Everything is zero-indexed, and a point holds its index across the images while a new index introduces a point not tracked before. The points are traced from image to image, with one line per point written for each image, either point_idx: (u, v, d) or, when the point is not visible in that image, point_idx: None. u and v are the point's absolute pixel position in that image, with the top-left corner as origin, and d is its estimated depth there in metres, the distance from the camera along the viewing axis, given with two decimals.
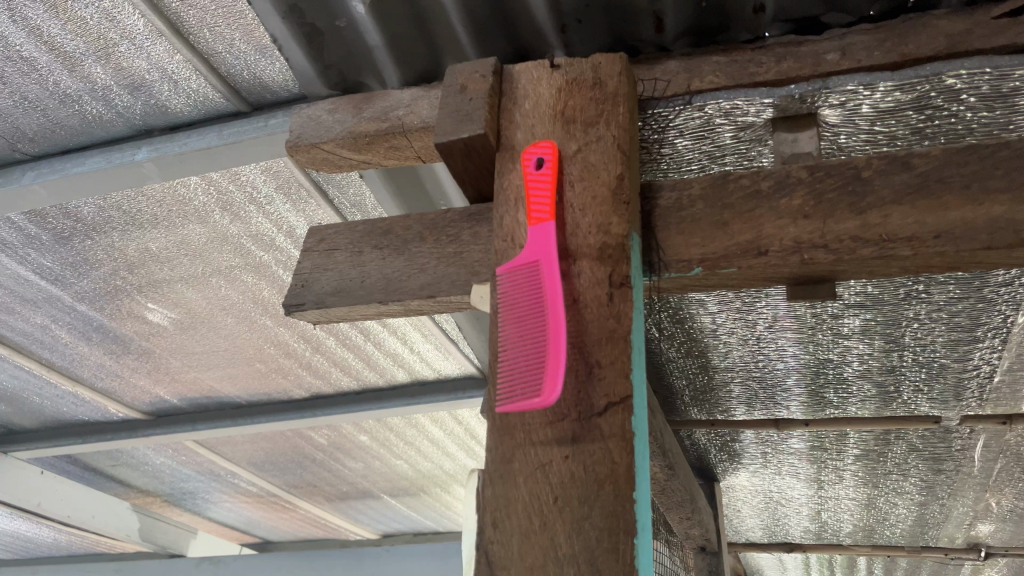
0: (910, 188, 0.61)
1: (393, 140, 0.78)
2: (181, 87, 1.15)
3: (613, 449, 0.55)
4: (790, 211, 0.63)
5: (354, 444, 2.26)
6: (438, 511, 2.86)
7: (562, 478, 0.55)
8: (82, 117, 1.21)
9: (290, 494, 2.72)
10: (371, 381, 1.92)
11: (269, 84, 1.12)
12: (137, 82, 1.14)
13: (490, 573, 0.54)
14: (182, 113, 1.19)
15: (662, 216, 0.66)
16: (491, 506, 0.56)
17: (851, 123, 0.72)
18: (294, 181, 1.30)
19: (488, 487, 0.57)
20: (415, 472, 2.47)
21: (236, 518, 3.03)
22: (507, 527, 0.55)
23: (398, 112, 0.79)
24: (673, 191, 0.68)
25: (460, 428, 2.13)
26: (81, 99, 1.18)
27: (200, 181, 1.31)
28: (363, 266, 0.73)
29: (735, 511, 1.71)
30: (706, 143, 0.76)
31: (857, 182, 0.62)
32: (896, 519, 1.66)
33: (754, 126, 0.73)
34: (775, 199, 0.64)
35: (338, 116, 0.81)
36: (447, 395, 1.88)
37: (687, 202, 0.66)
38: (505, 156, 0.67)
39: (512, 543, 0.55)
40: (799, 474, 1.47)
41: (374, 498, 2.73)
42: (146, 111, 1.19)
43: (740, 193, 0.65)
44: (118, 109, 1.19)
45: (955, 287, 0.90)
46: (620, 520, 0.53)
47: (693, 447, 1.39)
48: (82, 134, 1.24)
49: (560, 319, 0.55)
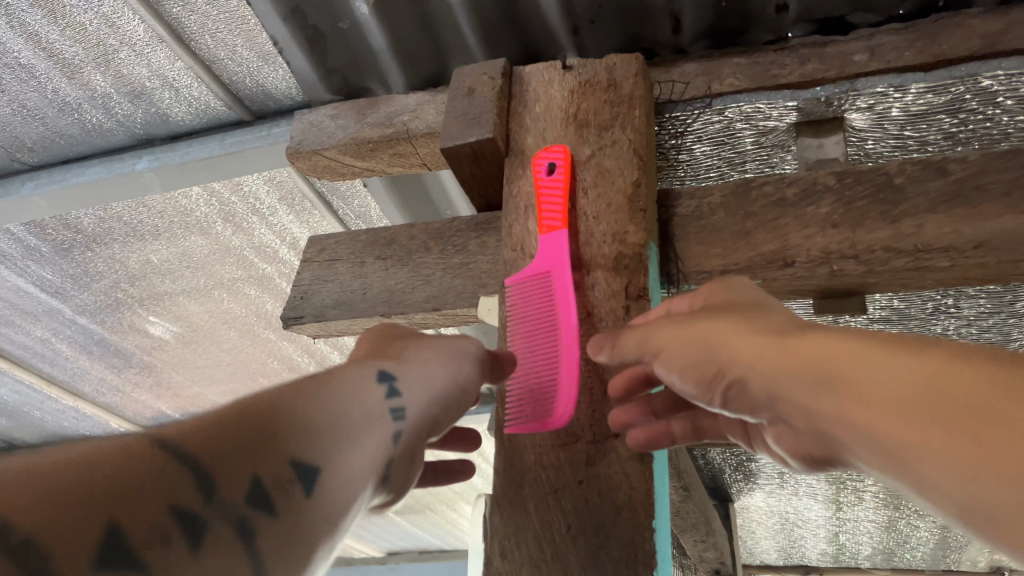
0: (945, 196, 0.57)
1: (397, 147, 0.75)
2: (182, 95, 1.12)
3: (631, 474, 0.51)
4: (818, 220, 0.59)
5: None
6: (444, 529, 2.81)
7: (575, 505, 0.52)
8: (82, 126, 1.18)
9: None
10: None
11: (272, 92, 1.10)
12: (138, 89, 1.11)
13: None
14: (184, 122, 1.17)
15: (680, 225, 0.63)
16: (499, 535, 0.52)
17: (879, 128, 0.68)
18: (298, 192, 1.27)
19: (496, 514, 0.53)
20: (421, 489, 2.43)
21: None
22: (516, 556, 0.51)
23: (403, 117, 0.75)
24: (692, 199, 0.64)
25: None
26: (81, 108, 1.15)
27: (201, 192, 1.28)
28: (365, 277, 0.70)
29: (749, 533, 1.67)
30: (726, 149, 0.73)
31: (889, 190, 0.58)
32: (918, 542, 1.61)
33: (777, 131, 0.70)
34: (801, 207, 0.60)
35: (341, 121, 0.78)
36: None
37: (707, 210, 0.63)
38: (514, 161, 0.64)
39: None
40: (817, 495, 1.43)
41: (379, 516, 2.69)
42: (146, 120, 1.17)
43: (764, 201, 0.61)
44: (119, 117, 1.16)
45: (986, 302, 0.85)
46: (638, 551, 0.49)
47: (707, 466, 1.35)
48: (82, 143, 1.21)
49: (574, 341, 0.52)
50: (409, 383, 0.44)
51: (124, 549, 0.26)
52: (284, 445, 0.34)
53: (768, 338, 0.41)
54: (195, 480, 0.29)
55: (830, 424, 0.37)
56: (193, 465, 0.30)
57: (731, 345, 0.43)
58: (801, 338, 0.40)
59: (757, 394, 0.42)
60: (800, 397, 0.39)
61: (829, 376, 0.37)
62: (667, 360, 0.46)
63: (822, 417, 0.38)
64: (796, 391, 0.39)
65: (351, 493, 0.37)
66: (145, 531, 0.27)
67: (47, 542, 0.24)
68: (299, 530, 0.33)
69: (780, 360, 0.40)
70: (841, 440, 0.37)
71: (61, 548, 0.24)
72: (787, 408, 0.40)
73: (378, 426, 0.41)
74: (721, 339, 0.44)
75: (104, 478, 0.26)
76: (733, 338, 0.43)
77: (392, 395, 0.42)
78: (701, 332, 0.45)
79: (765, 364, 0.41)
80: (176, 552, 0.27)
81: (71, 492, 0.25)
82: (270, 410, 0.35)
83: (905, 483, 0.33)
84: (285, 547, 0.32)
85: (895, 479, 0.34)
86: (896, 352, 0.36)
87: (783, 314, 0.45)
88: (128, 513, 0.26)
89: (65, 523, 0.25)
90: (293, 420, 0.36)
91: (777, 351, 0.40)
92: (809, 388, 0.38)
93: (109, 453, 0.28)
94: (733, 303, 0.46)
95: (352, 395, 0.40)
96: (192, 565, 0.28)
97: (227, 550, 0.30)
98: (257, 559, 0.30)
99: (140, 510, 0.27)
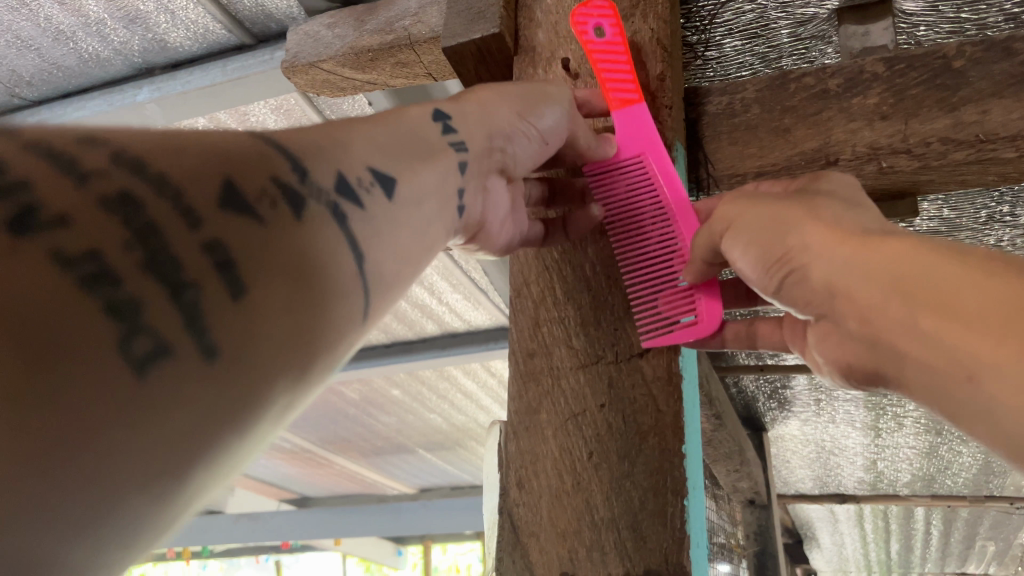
0: (1013, 78, 0.50)
1: (399, 55, 0.69)
2: (179, 18, 1.05)
3: (658, 396, 0.47)
4: (865, 111, 0.53)
5: (387, 399, 2.20)
6: (475, 464, 2.82)
7: (598, 431, 0.47)
8: (78, 55, 1.12)
9: (327, 452, 2.67)
10: (399, 334, 1.85)
11: (273, 12, 1.03)
12: (132, 14, 1.04)
13: (517, 539, 0.47)
14: (183, 48, 1.11)
15: (710, 124, 0.57)
16: (515, 464, 0.48)
17: (931, 11, 0.62)
18: (306, 119, 1.22)
19: (511, 442, 0.49)
20: (450, 425, 2.44)
21: (275, 476, 3.00)
22: (535, 487, 0.48)
23: (404, 22, 0.69)
24: (724, 95, 0.57)
25: (493, 380, 2.07)
26: (76, 36, 1.08)
27: (208, 124, 1.23)
28: None
29: (784, 462, 1.63)
30: (759, 44, 0.66)
31: (948, 74, 0.52)
32: (959, 468, 1.56)
33: (815, 20, 0.63)
34: (846, 97, 0.54)
35: (338, 31, 0.72)
36: (479, 345, 1.81)
37: (740, 106, 0.57)
38: (525, 61, 0.58)
39: (541, 506, 0.47)
40: (854, 423, 1.38)
41: (409, 453, 2.70)
42: (145, 47, 1.11)
43: (804, 93, 0.55)
44: (115, 45, 1.10)
45: None
46: (667, 479, 0.44)
47: (740, 394, 1.30)
48: (81, 75, 1.16)
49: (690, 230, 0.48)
50: (470, 118, 0.44)
51: (240, 197, 0.26)
52: (371, 157, 0.35)
53: (844, 232, 0.37)
54: (290, 160, 0.30)
55: (908, 340, 0.33)
56: (287, 152, 0.31)
57: (808, 227, 0.38)
58: (888, 242, 0.35)
59: (815, 289, 0.37)
60: (874, 304, 0.34)
61: (918, 287, 0.33)
62: (735, 233, 0.41)
63: (890, 324, 0.33)
64: (861, 293, 0.35)
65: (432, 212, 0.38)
66: (255, 190, 0.27)
67: (175, 176, 0.25)
68: (382, 235, 0.33)
69: (859, 263, 0.35)
70: (916, 358, 0.32)
71: (185, 179, 0.25)
72: (837, 307, 0.36)
73: (445, 158, 0.41)
74: (798, 229, 0.39)
75: (209, 144, 0.28)
76: (811, 225, 0.38)
77: (450, 131, 0.42)
78: (776, 214, 0.40)
79: (843, 265, 0.36)
80: (281, 215, 0.28)
81: (176, 148, 0.26)
82: (341, 133, 0.35)
83: (984, 410, 0.29)
84: (377, 239, 0.33)
85: (973, 411, 0.30)
86: (991, 267, 0.31)
87: (866, 212, 0.39)
88: (241, 172, 0.27)
89: (222, 188, 0.26)
90: (356, 141, 0.36)
91: (857, 247, 0.36)
92: (878, 291, 0.34)
93: (220, 135, 0.29)
94: (814, 195, 0.41)
95: (414, 126, 0.41)
96: (299, 227, 0.28)
97: (326, 220, 0.30)
98: (352, 237, 0.31)
99: (251, 171, 0.28)
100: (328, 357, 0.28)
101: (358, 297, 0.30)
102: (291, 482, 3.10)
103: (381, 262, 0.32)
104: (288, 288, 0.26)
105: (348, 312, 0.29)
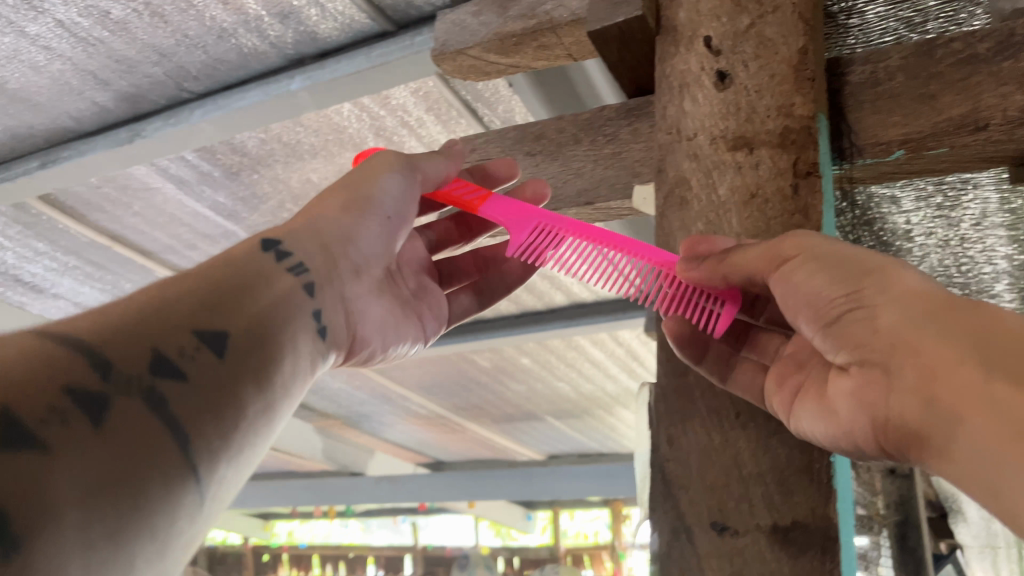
0: None
1: (542, 38, 0.72)
2: (328, 11, 1.12)
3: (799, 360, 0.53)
4: (1016, 75, 0.52)
5: (517, 367, 2.27)
6: (603, 432, 2.87)
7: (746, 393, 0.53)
8: (238, 50, 1.21)
9: (460, 417, 2.78)
10: (530, 305, 1.90)
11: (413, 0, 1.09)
12: (287, 9, 1.12)
13: (669, 492, 0.52)
14: (331, 38, 1.19)
15: (851, 94, 0.59)
16: (666, 423, 0.54)
17: None
18: (443, 101, 1.27)
19: (662, 403, 0.55)
20: (579, 394, 2.49)
21: (411, 441, 3.14)
22: (685, 445, 0.53)
23: (546, 6, 0.72)
24: (867, 64, 0.59)
25: (621, 349, 2.10)
26: (236, 33, 1.17)
27: (354, 108, 1.31)
28: (518, 174, 0.76)
29: None
30: (905, 8, 0.66)
31: None
32: None
33: None
34: (996, 62, 0.53)
35: (483, 18, 0.76)
36: (608, 315, 1.84)
37: (884, 75, 0.58)
38: (667, 39, 0.62)
39: (691, 462, 0.52)
40: None
41: (538, 420, 2.78)
42: (297, 39, 1.19)
43: (951, 59, 0.55)
44: (271, 39, 1.19)
45: None
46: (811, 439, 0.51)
47: None
48: (241, 68, 1.25)
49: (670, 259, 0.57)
50: (298, 241, 0.60)
51: (24, 430, 0.35)
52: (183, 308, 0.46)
53: (926, 293, 0.45)
54: (95, 368, 0.40)
55: (963, 396, 0.41)
56: (87, 355, 0.40)
57: (891, 278, 0.47)
58: (957, 308, 0.44)
59: (882, 333, 0.46)
60: (935, 358, 0.43)
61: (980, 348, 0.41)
62: (799, 264, 0.49)
63: (953, 378, 0.42)
64: (933, 346, 0.43)
65: (264, 358, 0.48)
66: (44, 412, 0.36)
67: None
68: (205, 397, 0.44)
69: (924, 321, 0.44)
70: (967, 411, 0.41)
71: None
72: (901, 356, 0.44)
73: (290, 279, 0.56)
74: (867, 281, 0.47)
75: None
76: (893, 276, 0.47)
77: (286, 258, 0.57)
78: (851, 256, 0.48)
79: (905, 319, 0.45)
80: (73, 428, 0.36)
81: None
82: (160, 306, 0.46)
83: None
84: (193, 411, 0.42)
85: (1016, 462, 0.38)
86: None
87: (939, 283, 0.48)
88: (20, 404, 0.36)
89: (32, 389, 0.37)
90: (181, 312, 0.46)
91: (938, 310, 0.44)
92: (953, 346, 0.42)
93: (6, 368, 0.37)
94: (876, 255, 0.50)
95: (252, 260, 0.55)
96: (91, 435, 0.37)
97: (132, 414, 0.40)
98: (169, 420, 0.41)
99: (36, 399, 0.37)
100: (150, 539, 0.37)
101: (188, 483, 0.40)
102: (426, 446, 3.24)
103: (210, 442, 0.42)
104: (103, 501, 0.35)
105: (174, 493, 0.38)
